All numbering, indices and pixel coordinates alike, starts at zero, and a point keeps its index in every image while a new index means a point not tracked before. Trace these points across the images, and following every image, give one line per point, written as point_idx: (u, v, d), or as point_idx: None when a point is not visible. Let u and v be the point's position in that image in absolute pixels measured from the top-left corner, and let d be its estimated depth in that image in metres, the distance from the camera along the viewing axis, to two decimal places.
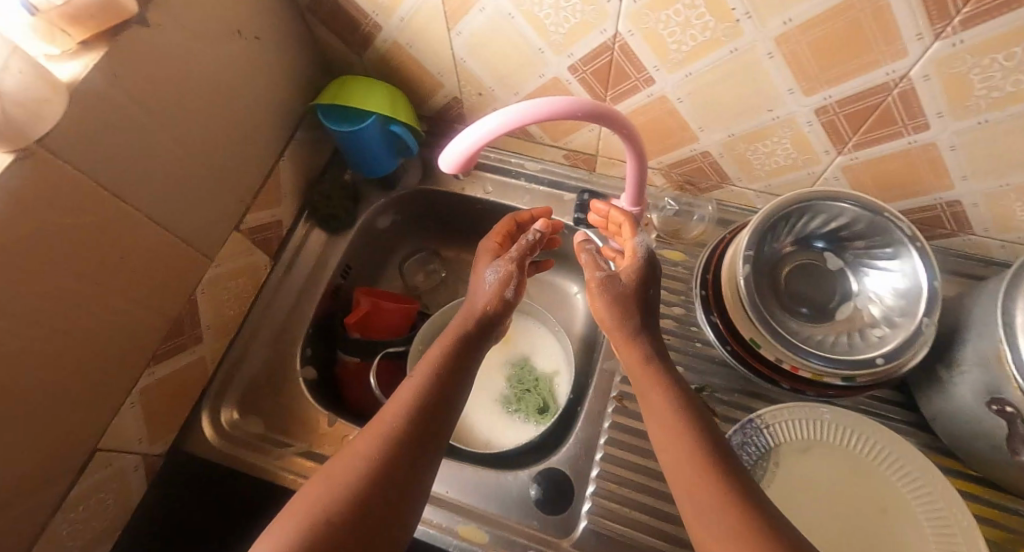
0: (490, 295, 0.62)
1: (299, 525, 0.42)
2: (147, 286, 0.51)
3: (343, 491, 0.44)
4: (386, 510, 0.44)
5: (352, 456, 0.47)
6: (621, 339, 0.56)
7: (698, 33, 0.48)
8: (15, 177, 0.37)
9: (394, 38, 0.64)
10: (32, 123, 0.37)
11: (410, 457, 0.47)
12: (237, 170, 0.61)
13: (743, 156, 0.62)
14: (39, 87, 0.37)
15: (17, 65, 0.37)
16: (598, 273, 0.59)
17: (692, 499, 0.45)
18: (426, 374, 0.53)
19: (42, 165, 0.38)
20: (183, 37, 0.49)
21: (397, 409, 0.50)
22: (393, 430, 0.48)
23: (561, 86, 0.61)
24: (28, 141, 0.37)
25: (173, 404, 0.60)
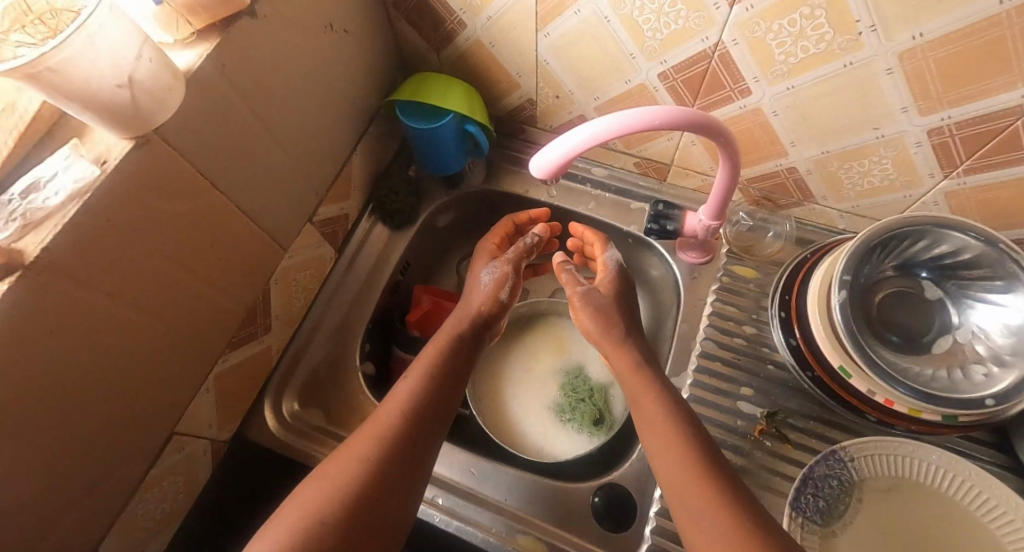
0: (486, 295, 0.68)
1: (301, 517, 0.44)
2: (229, 275, 0.51)
3: (342, 484, 0.46)
4: (382, 505, 0.46)
5: (353, 451, 0.49)
6: (608, 346, 0.63)
7: (811, 45, 0.46)
8: (133, 163, 0.38)
9: (477, 37, 0.63)
10: (155, 112, 0.38)
11: (405, 454, 0.50)
12: (316, 162, 0.61)
13: (834, 174, 0.59)
14: (164, 76, 0.38)
15: (148, 54, 0.38)
16: (580, 288, 0.67)
17: (681, 495, 0.48)
18: (423, 376, 0.56)
19: (155, 152, 0.39)
20: (284, 29, 0.49)
21: (395, 408, 0.53)
22: (391, 427, 0.51)
23: (647, 93, 0.60)
24: (148, 129, 0.38)
25: (241, 390, 0.61)
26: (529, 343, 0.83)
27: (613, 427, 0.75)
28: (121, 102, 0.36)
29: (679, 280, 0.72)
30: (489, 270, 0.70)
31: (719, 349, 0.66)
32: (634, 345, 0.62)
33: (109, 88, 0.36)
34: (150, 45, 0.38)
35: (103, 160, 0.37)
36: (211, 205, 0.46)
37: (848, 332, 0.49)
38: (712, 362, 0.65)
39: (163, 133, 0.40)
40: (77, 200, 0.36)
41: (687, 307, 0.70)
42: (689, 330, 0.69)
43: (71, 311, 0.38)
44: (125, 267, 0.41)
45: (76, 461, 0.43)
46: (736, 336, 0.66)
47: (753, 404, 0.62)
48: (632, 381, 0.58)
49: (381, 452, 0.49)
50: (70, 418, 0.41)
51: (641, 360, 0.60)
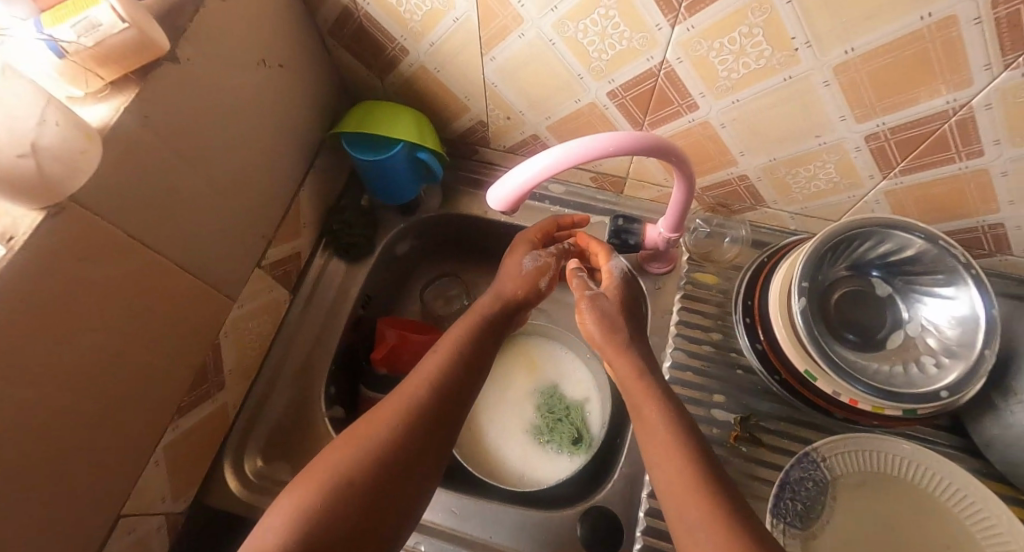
0: (526, 281, 0.65)
1: (320, 488, 0.44)
2: (168, 339, 0.48)
3: (359, 462, 0.46)
4: (397, 484, 0.47)
5: (371, 429, 0.49)
6: (608, 345, 0.59)
7: (751, 61, 0.46)
8: (47, 235, 0.35)
9: (420, 62, 0.62)
10: (69, 179, 0.35)
11: (423, 433, 0.50)
12: (259, 205, 0.58)
13: (782, 180, 0.60)
14: (76, 138, 0.35)
15: (53, 117, 0.35)
16: (586, 293, 0.63)
17: (676, 506, 0.46)
18: (450, 353, 0.56)
19: (74, 219, 0.36)
20: (209, 72, 0.46)
21: (420, 386, 0.53)
22: (415, 406, 0.51)
23: (597, 111, 0.60)
24: (62, 198, 0.35)
25: (195, 454, 0.58)
26: (500, 368, 0.82)
27: (592, 445, 0.74)
28: (25, 174, 0.33)
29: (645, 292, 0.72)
30: (533, 256, 0.66)
31: (689, 359, 0.66)
32: (640, 350, 0.59)
33: (9, 158, 0.33)
34: (56, 106, 0.35)
35: (9, 236, 0.34)
36: (142, 266, 0.43)
37: (812, 339, 0.50)
38: (684, 373, 0.65)
39: (80, 199, 0.37)
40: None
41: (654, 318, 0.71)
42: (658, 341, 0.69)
43: None
44: (51, 349, 0.37)
45: None
46: (703, 344, 0.67)
47: (726, 411, 0.62)
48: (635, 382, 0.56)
49: (401, 432, 0.49)
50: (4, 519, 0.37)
51: (640, 362, 0.57)
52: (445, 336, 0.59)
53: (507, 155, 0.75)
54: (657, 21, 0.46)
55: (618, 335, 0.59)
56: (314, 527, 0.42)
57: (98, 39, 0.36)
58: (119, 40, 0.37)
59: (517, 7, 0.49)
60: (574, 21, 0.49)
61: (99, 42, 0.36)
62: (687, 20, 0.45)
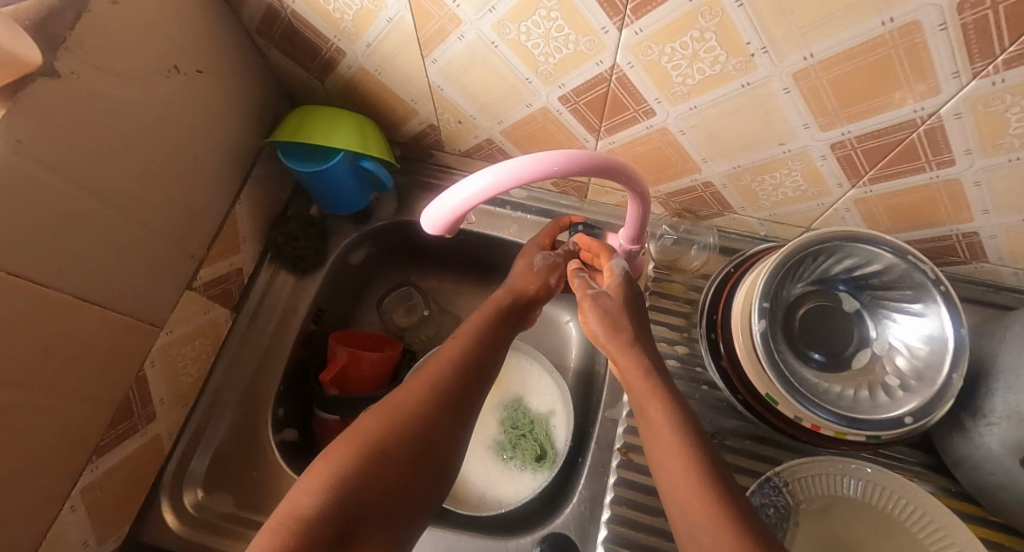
0: (538, 277, 0.62)
1: (347, 460, 0.44)
2: (72, 376, 0.45)
3: (384, 437, 0.46)
4: (421, 459, 0.47)
5: (397, 404, 0.49)
6: (612, 344, 0.53)
7: (706, 66, 0.42)
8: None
9: (359, 64, 0.57)
10: None
11: (448, 411, 0.50)
12: (184, 224, 0.54)
13: (748, 187, 0.57)
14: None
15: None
16: (588, 291, 0.57)
17: (683, 511, 0.42)
18: (475, 332, 0.56)
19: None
20: (102, 87, 0.42)
21: (446, 360, 0.53)
22: (439, 385, 0.51)
23: (550, 117, 0.56)
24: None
25: (123, 490, 0.55)
26: None
27: (556, 461, 0.72)
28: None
29: None
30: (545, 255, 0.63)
31: None
32: (645, 347, 0.53)
33: None
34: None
35: None
36: (28, 305, 0.39)
37: (771, 362, 0.47)
38: None
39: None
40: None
41: None
42: None
43: None
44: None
45: None
46: (668, 358, 0.64)
47: None
48: (641, 380, 0.50)
49: (427, 409, 0.49)
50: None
51: (646, 362, 0.52)
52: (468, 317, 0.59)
53: (462, 159, 0.71)
54: (603, 24, 0.42)
55: (621, 332, 0.54)
56: (342, 496, 0.42)
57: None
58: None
59: (453, 7, 0.45)
60: (515, 23, 0.45)
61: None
62: (634, 24, 0.41)
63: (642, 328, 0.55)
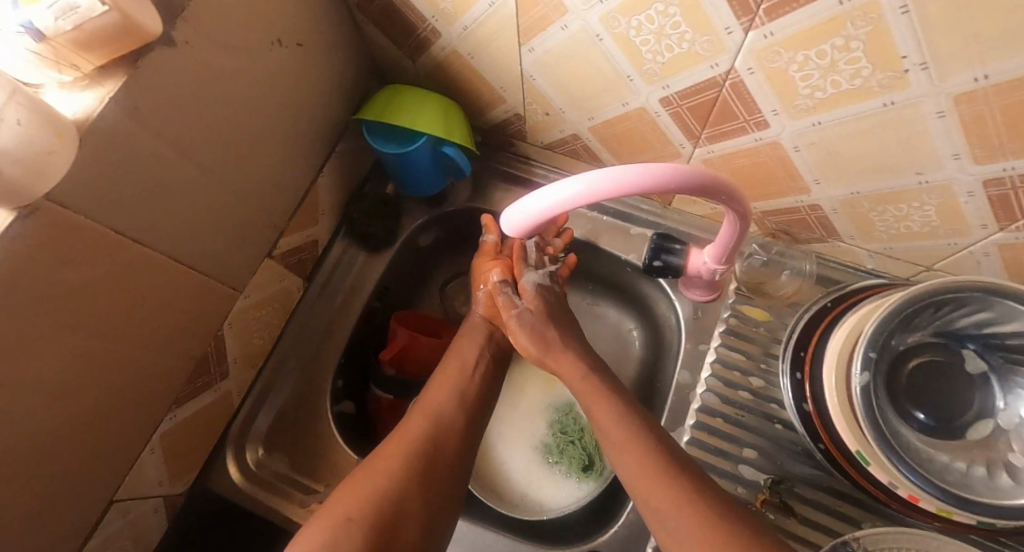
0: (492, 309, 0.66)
1: (333, 526, 0.45)
2: (157, 334, 0.46)
3: (367, 501, 0.47)
4: (408, 522, 0.48)
5: (381, 467, 0.50)
6: (547, 355, 0.60)
7: (843, 80, 0.37)
8: (17, 237, 0.32)
9: (453, 46, 0.55)
10: (36, 183, 0.31)
11: (427, 475, 0.51)
12: (269, 194, 0.55)
13: (864, 216, 0.50)
14: (42, 136, 0.31)
15: (14, 115, 0.30)
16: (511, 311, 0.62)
17: None
18: (450, 399, 0.58)
19: (49, 220, 0.33)
20: (212, 57, 0.42)
21: (420, 423, 0.54)
22: (424, 446, 0.53)
23: (646, 118, 0.52)
24: (35, 198, 0.32)
25: (195, 441, 0.57)
26: (515, 376, 0.77)
27: (602, 474, 0.69)
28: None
29: (681, 319, 0.66)
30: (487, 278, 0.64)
31: (720, 404, 0.60)
32: (577, 348, 0.61)
33: None
34: (20, 100, 0.31)
35: None
36: (129, 265, 0.41)
37: (870, 421, 0.42)
38: (711, 419, 0.60)
39: (55, 196, 0.33)
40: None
41: (688, 348, 0.65)
42: (688, 379, 0.63)
43: None
44: (24, 351, 0.36)
45: None
46: (739, 390, 0.60)
47: (756, 469, 0.56)
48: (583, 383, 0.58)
49: (410, 471, 0.50)
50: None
51: (580, 363, 0.60)
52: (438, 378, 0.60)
53: (544, 152, 0.68)
54: (728, 24, 0.37)
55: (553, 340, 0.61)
56: None
57: (77, 23, 0.32)
58: (100, 25, 0.32)
59: None
60: (626, 16, 0.41)
61: (79, 26, 0.32)
62: (766, 26, 0.36)
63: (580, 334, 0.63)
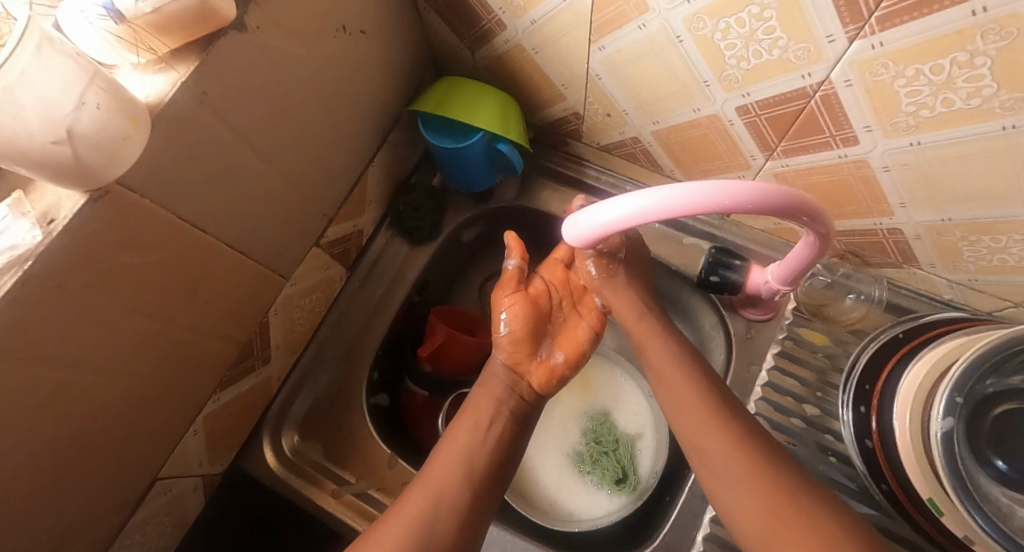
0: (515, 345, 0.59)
1: (397, 548, 0.42)
2: (208, 319, 0.46)
3: (424, 519, 0.45)
4: (467, 541, 0.45)
5: (433, 484, 0.47)
6: (606, 286, 0.58)
7: (957, 99, 0.33)
8: (87, 220, 0.31)
9: (518, 40, 0.53)
10: (108, 167, 0.31)
11: (478, 491, 0.48)
12: (322, 182, 0.53)
13: (950, 244, 0.46)
14: (120, 122, 0.30)
15: (93, 98, 0.30)
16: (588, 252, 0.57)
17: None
18: (486, 433, 0.52)
19: (116, 204, 0.33)
20: (279, 41, 0.41)
21: (454, 461, 0.49)
22: (471, 461, 0.50)
23: (718, 126, 0.49)
24: (106, 182, 0.31)
25: (236, 424, 0.57)
26: None
27: (636, 488, 0.67)
28: (60, 161, 0.28)
29: (732, 336, 0.64)
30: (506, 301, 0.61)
31: (769, 430, 0.57)
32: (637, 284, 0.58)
33: (43, 145, 0.28)
34: (100, 83, 0.30)
35: (49, 218, 0.31)
36: (188, 250, 0.40)
37: (951, 470, 0.39)
38: None
39: (125, 180, 0.33)
40: (18, 269, 0.29)
41: (738, 368, 0.62)
42: (735, 400, 0.61)
43: (20, 392, 0.33)
44: (85, 334, 0.35)
45: (32, 523, 0.40)
46: (792, 416, 0.57)
47: None
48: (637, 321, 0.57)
49: (461, 488, 0.48)
50: (26, 488, 0.37)
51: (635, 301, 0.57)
52: (469, 410, 0.55)
53: (599, 153, 0.66)
54: (830, 31, 0.34)
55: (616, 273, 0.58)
56: None
57: (156, 5, 0.31)
58: (178, 9, 0.31)
59: None
60: (714, 17, 0.38)
61: (158, 9, 0.31)
62: (875, 36, 0.33)
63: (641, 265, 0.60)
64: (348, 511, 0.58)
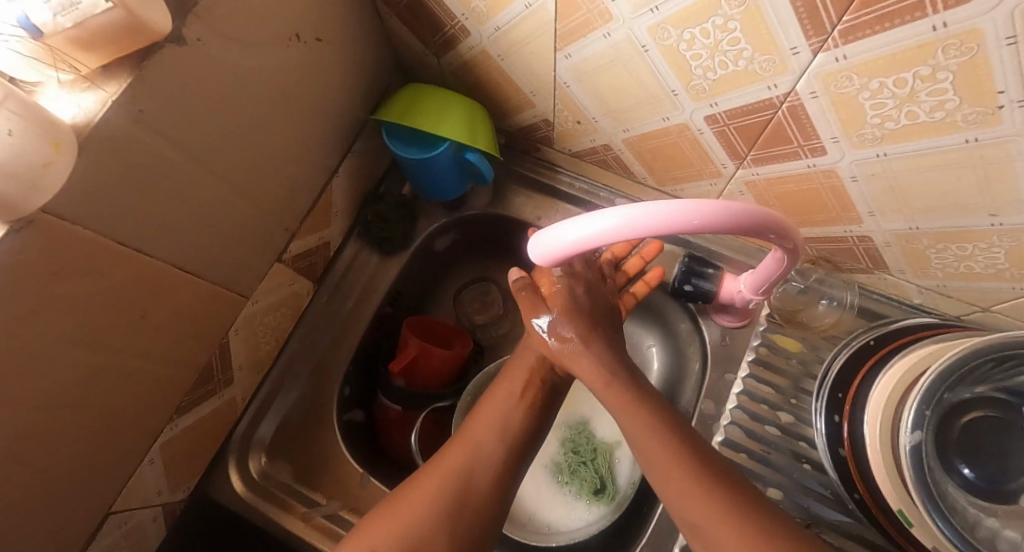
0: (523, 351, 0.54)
1: (430, 499, 0.42)
2: (159, 344, 0.44)
3: (458, 475, 0.44)
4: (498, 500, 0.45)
5: (467, 442, 0.47)
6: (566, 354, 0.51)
7: (921, 111, 0.33)
8: (9, 251, 0.29)
9: (483, 46, 0.52)
10: (26, 196, 0.28)
11: (510, 455, 0.47)
12: (281, 195, 0.51)
13: (919, 252, 0.46)
14: (38, 147, 0.28)
15: (5, 123, 0.27)
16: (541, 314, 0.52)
17: None
18: (500, 436, 0.47)
19: (44, 233, 0.31)
20: (224, 53, 0.39)
21: (453, 471, 0.44)
22: (506, 429, 0.48)
23: (688, 134, 0.48)
24: (29, 211, 0.29)
25: (199, 447, 0.55)
26: None
27: (615, 497, 0.66)
28: None
29: (708, 345, 0.63)
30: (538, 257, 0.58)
31: (744, 439, 0.56)
32: (602, 348, 0.51)
33: None
34: (13, 106, 0.27)
35: None
36: (132, 275, 0.38)
37: (920, 483, 0.39)
38: (735, 454, 0.56)
39: (54, 208, 0.31)
40: None
41: (713, 377, 0.62)
42: (712, 409, 0.61)
43: None
44: (18, 369, 0.33)
45: None
46: (767, 424, 0.57)
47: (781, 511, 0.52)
48: (605, 390, 0.49)
49: (495, 450, 0.46)
50: None
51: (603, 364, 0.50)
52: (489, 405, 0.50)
53: (572, 159, 0.64)
54: (794, 43, 0.34)
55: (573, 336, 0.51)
56: None
57: (78, 20, 0.29)
58: (104, 22, 0.29)
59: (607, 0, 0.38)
60: (678, 28, 0.37)
61: (81, 23, 0.29)
62: (839, 48, 0.32)
63: (612, 337, 0.52)
64: (319, 535, 0.57)
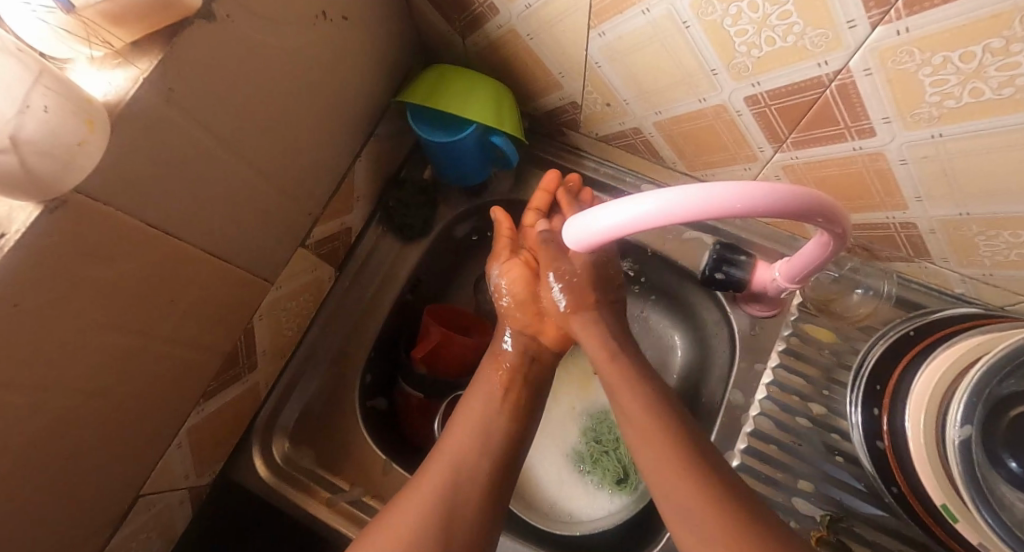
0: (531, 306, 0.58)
1: (436, 487, 0.44)
2: (188, 328, 0.43)
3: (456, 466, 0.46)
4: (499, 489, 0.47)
5: (461, 436, 0.49)
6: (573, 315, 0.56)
7: (987, 88, 0.31)
8: (44, 232, 0.28)
9: (511, 25, 0.50)
10: (62, 175, 0.28)
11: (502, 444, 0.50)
12: (305, 179, 0.50)
13: (966, 240, 0.44)
14: (73, 126, 0.27)
15: (40, 100, 0.26)
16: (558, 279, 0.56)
17: None
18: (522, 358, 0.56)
19: (77, 213, 0.30)
20: (252, 30, 0.38)
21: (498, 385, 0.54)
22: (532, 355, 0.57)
23: (725, 117, 0.46)
24: (63, 192, 0.29)
25: (224, 432, 0.55)
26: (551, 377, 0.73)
27: (637, 487, 0.65)
28: (6, 173, 0.26)
29: (736, 333, 0.62)
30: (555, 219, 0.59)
31: (774, 430, 0.56)
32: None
33: None
34: (47, 82, 0.27)
35: None
36: (161, 258, 0.37)
37: (969, 480, 0.37)
38: (764, 445, 0.55)
39: (86, 188, 0.30)
40: None
41: (743, 366, 0.60)
42: (740, 400, 0.59)
43: None
44: (52, 351, 0.33)
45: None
46: (798, 416, 0.55)
47: (812, 505, 0.51)
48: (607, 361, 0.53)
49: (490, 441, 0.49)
50: None
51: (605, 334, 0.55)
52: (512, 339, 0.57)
53: (597, 144, 0.63)
54: (852, 16, 0.32)
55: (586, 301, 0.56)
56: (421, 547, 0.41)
57: None
58: None
59: None
60: (725, 1, 0.36)
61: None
62: (901, 20, 0.30)
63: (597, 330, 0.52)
64: (343, 520, 0.57)
